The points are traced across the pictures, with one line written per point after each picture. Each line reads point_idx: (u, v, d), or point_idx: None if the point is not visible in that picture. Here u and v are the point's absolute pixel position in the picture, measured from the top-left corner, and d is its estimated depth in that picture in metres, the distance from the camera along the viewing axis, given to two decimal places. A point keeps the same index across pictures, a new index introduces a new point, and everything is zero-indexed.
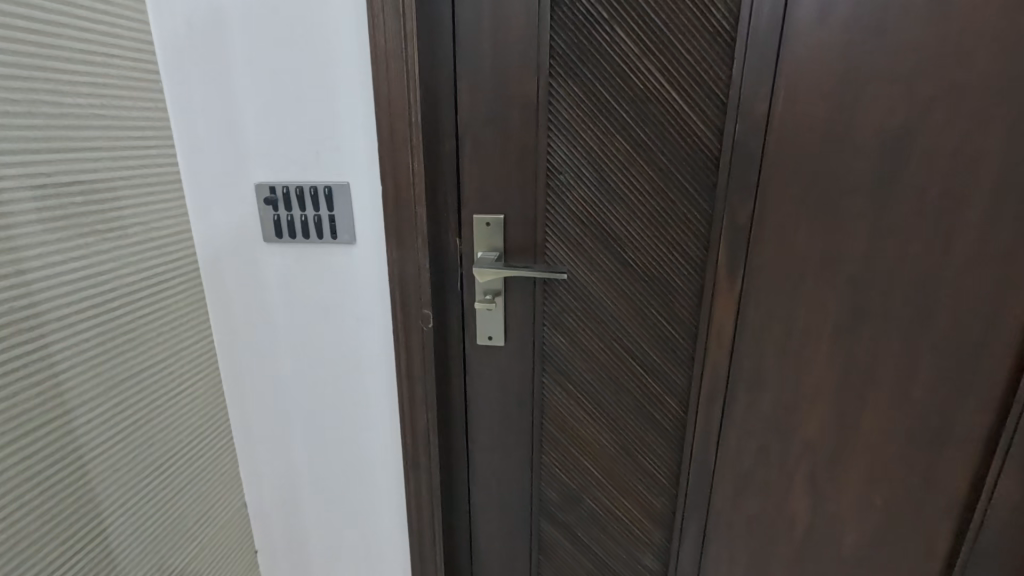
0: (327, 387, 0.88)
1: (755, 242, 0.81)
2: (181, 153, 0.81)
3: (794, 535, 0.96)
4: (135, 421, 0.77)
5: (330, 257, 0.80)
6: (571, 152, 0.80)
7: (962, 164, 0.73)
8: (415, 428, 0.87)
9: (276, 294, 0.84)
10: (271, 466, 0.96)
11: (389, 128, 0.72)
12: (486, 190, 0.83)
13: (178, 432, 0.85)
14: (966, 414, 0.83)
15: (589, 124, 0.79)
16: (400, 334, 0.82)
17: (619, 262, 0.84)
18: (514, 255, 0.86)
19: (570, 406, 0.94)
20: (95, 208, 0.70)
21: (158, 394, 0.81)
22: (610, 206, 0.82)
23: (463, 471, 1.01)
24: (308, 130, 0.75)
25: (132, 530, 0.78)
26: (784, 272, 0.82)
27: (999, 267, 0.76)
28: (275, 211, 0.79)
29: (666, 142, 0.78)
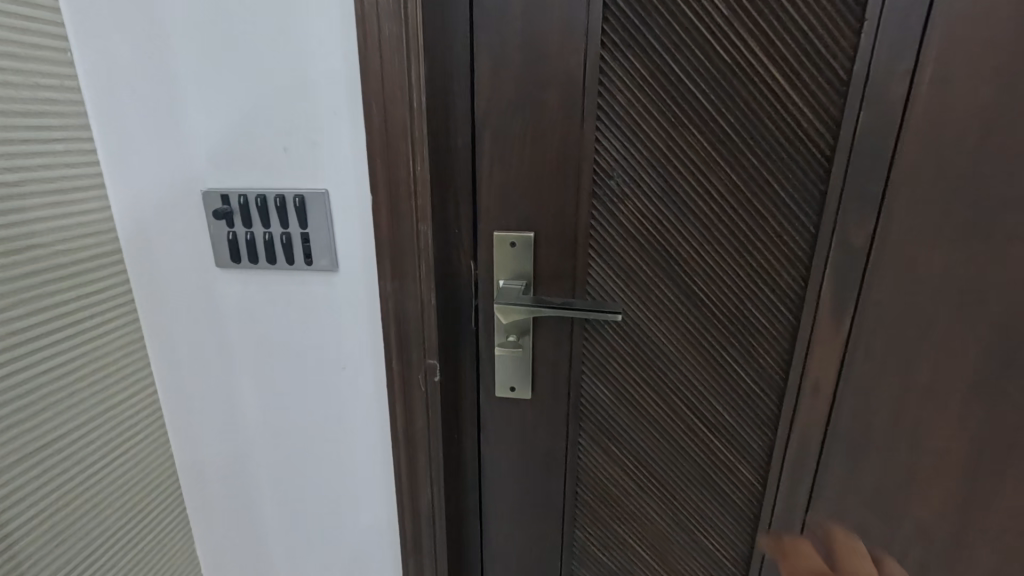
0: (303, 452, 0.69)
1: (872, 276, 0.60)
2: (102, 148, 0.59)
3: None
4: (53, 511, 0.59)
5: (303, 289, 0.60)
6: (626, 152, 0.59)
7: None
8: (416, 509, 0.67)
9: (235, 336, 0.64)
10: (234, 543, 0.77)
11: (381, 116, 0.52)
12: (511, 200, 0.63)
13: (116, 512, 0.66)
14: None
15: (654, 110, 0.58)
16: (396, 390, 0.62)
17: (685, 297, 0.64)
18: (545, 285, 0.65)
19: (613, 475, 0.73)
20: None
21: (86, 470, 0.62)
22: (677, 225, 0.61)
23: (475, 548, 0.81)
24: (271, 118, 0.55)
25: None
26: (909, 316, 0.61)
27: None
28: (230, 226, 0.59)
29: (758, 139, 0.57)
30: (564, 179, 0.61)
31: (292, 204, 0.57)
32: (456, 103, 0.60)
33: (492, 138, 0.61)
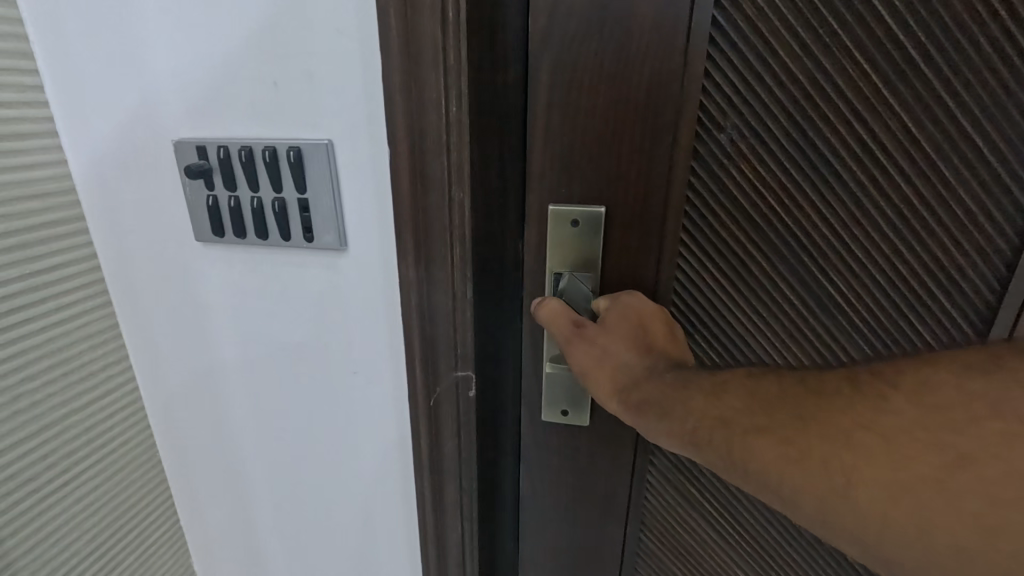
0: (308, 471, 0.57)
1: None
2: (51, 84, 0.46)
3: None
4: (24, 521, 0.51)
5: (302, 273, 0.47)
6: (757, 113, 0.42)
7: None
8: (443, 546, 0.54)
9: (225, 333, 0.52)
10: (233, 559, 0.67)
11: (404, 34, 0.37)
12: (576, 166, 0.46)
13: (111, 508, 0.59)
14: None
15: (798, 31, 0.39)
16: (419, 405, 0.48)
17: (815, 300, 0.46)
18: (615, 278, 0.49)
19: (686, 524, 0.58)
20: None
21: (40, 486, 0.52)
22: (822, 221, 0.44)
23: None
24: (254, 39, 0.40)
25: None
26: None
27: None
28: (211, 189, 0.45)
29: (967, 96, 0.39)
30: (651, 142, 0.44)
31: (286, 160, 0.42)
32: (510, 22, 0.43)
33: (554, 79, 0.44)
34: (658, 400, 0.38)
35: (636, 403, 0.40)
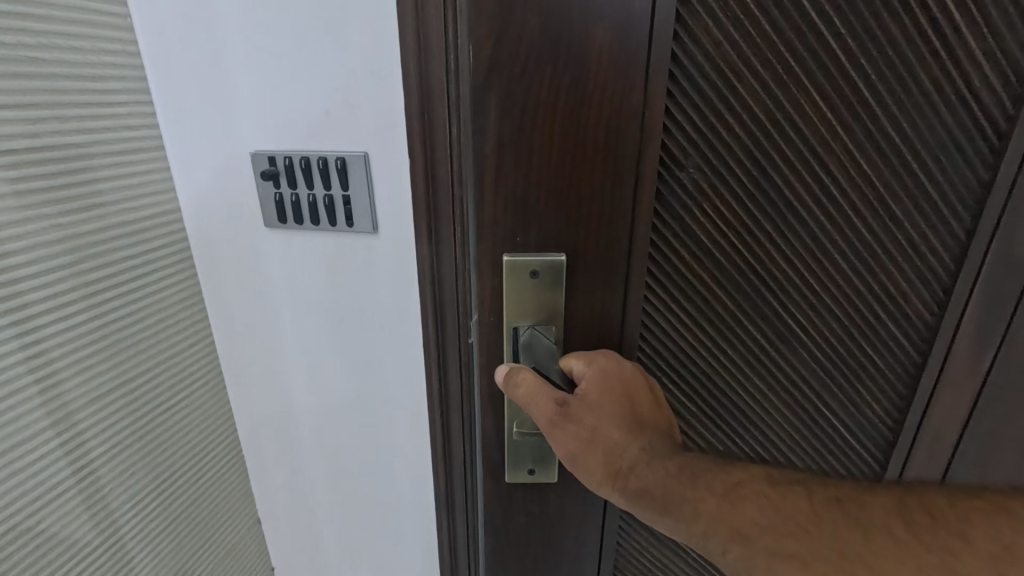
0: (344, 405, 0.72)
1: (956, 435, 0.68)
2: (160, 113, 0.63)
3: None
4: (142, 428, 0.67)
5: (344, 247, 0.62)
6: (726, 179, 0.51)
7: None
8: (450, 460, 0.69)
9: (281, 293, 0.67)
10: (285, 488, 0.83)
11: (417, 73, 0.51)
12: (532, 207, 0.47)
13: (198, 431, 0.75)
14: None
15: (737, 89, 0.48)
16: (432, 350, 0.63)
17: (769, 293, 0.58)
18: (582, 316, 0.51)
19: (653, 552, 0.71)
20: (74, 183, 0.56)
21: (150, 407, 0.68)
22: (771, 252, 0.56)
23: None
24: (308, 80, 0.55)
25: (153, 532, 0.71)
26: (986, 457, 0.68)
27: None
28: (278, 187, 0.60)
29: (856, 135, 0.53)
30: (614, 180, 0.46)
31: (334, 166, 0.57)
32: None
33: (503, 113, 0.43)
34: (663, 495, 0.44)
35: (639, 491, 0.46)
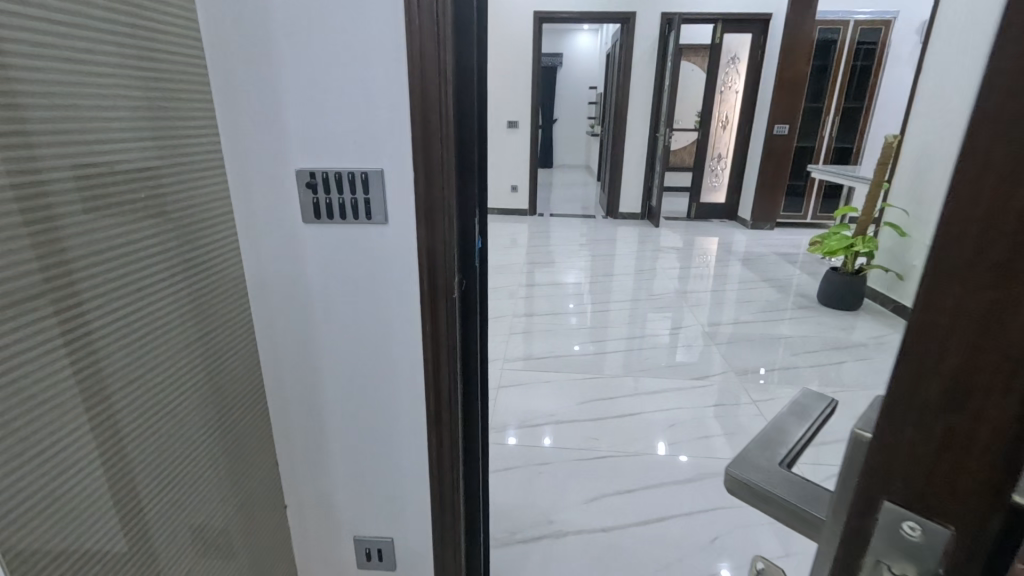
0: (358, 353, 0.94)
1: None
2: (224, 142, 0.84)
3: None
4: (176, 395, 0.80)
5: (361, 234, 0.85)
6: None
7: None
8: (439, 390, 0.93)
9: (314, 264, 0.88)
10: (302, 433, 1.02)
11: (421, 116, 0.76)
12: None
13: (216, 395, 0.88)
14: None
15: None
16: (428, 306, 0.87)
17: None
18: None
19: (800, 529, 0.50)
20: (143, 195, 0.71)
21: (183, 377, 0.81)
22: None
23: (478, 437, 1.05)
24: (342, 120, 0.79)
25: (181, 496, 0.81)
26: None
27: None
28: (315, 193, 0.83)
29: None
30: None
31: (360, 178, 0.81)
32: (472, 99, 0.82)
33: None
34: None
35: None
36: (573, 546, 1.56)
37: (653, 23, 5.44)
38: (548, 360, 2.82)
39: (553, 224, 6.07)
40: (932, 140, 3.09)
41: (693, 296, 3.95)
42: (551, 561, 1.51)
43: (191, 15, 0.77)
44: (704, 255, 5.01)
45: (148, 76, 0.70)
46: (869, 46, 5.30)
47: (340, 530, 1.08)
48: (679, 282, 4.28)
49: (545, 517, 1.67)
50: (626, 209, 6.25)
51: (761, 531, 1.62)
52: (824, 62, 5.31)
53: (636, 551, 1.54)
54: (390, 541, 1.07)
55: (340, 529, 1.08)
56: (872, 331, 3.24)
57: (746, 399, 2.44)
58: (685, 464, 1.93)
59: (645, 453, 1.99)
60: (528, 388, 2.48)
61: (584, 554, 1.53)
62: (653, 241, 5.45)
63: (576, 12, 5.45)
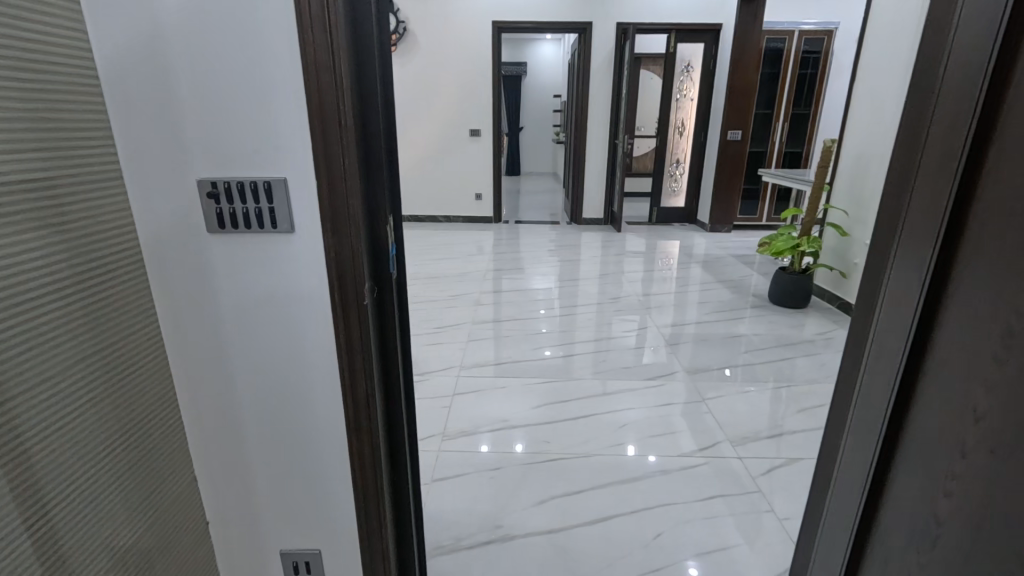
0: (274, 363, 0.93)
1: (876, 412, 0.90)
2: (122, 152, 0.82)
3: (834, 485, 1.02)
4: (82, 411, 0.77)
5: (268, 244, 0.85)
6: None
7: (914, 155, 0.83)
8: (357, 396, 0.92)
9: (221, 274, 0.87)
10: (221, 446, 1.00)
11: (321, 123, 0.77)
12: None
13: (127, 409, 0.86)
14: (892, 345, 0.87)
15: None
16: (338, 312, 0.87)
17: None
18: None
19: (959, 530, 0.75)
20: (45, 204, 0.71)
21: (90, 392, 0.79)
22: None
23: (405, 438, 1.05)
24: (242, 129, 0.79)
25: (88, 516, 0.79)
26: (864, 421, 0.93)
27: (888, 224, 0.89)
28: (218, 203, 0.83)
29: None
30: None
31: (263, 187, 0.81)
32: (374, 108, 0.84)
33: None
34: None
35: None
36: (519, 549, 1.57)
37: (608, 34, 5.57)
38: (506, 365, 2.83)
39: (518, 231, 6.11)
40: (868, 144, 3.25)
41: (654, 298, 4.03)
42: (496, 566, 1.51)
43: (80, 23, 0.76)
44: (665, 258, 5.13)
45: (38, 87, 0.69)
46: (814, 55, 5.54)
47: (268, 544, 1.06)
48: (639, 285, 4.35)
49: (493, 522, 1.67)
50: (590, 215, 6.34)
51: (703, 526, 1.66)
52: (773, 70, 5.52)
53: (582, 551, 1.56)
54: (317, 554, 1.06)
55: (268, 543, 1.06)
56: (820, 328, 3.37)
57: (697, 397, 2.50)
58: (634, 463, 1.97)
59: (594, 454, 2.02)
60: (482, 394, 2.49)
61: (530, 558, 1.54)
62: (616, 245, 5.54)
63: (534, 22, 5.54)
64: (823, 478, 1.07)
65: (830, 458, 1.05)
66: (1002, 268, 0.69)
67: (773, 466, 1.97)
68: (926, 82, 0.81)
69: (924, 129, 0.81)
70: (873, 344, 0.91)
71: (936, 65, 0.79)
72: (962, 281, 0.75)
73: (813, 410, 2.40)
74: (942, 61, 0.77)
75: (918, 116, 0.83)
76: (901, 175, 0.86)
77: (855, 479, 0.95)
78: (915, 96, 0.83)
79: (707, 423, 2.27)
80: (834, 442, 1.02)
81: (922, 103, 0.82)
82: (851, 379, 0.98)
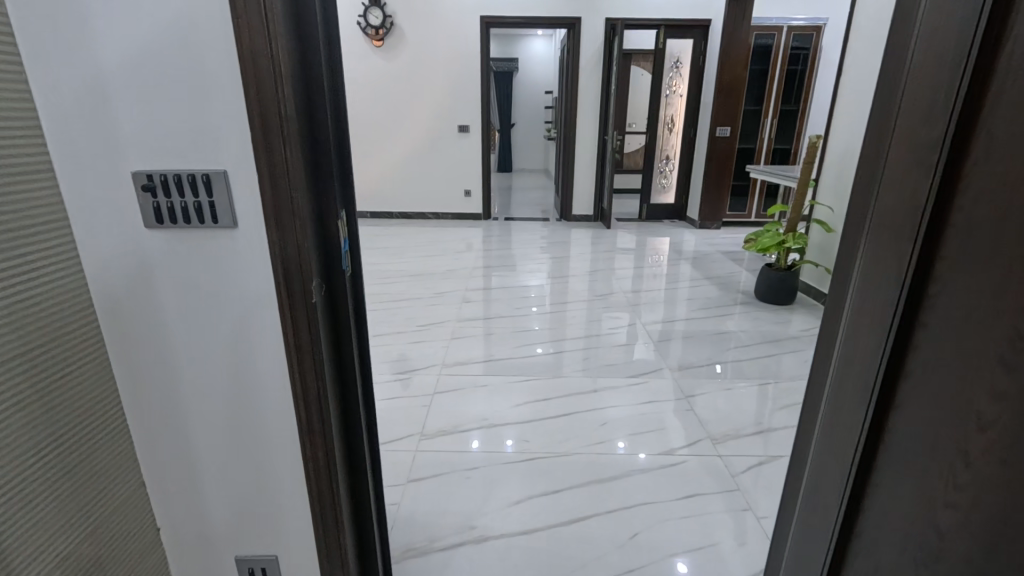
0: (220, 363, 0.89)
1: (844, 415, 0.87)
2: (52, 143, 0.77)
3: (804, 488, 0.99)
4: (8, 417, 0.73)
5: (210, 242, 0.81)
6: None
7: (877, 150, 0.80)
8: (308, 398, 0.89)
9: (161, 271, 0.84)
10: (169, 449, 0.96)
11: (260, 112, 0.74)
12: None
13: (60, 414, 0.81)
14: (859, 349, 0.83)
15: None
16: (285, 311, 0.84)
17: None
18: None
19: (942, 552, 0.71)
20: None
21: (17, 398, 0.74)
22: None
23: (363, 439, 1.02)
24: (177, 119, 0.76)
25: (18, 526, 0.75)
26: (832, 421, 0.91)
27: (853, 222, 0.86)
28: (155, 197, 0.79)
29: None
30: None
31: (201, 179, 0.78)
32: (319, 98, 0.81)
33: None
34: None
35: None
36: (493, 552, 1.54)
37: (597, 29, 5.54)
38: (490, 363, 2.80)
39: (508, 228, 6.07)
40: (854, 140, 3.23)
41: (641, 295, 4.01)
42: (468, 569, 1.48)
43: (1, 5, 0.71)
44: (654, 255, 5.11)
45: None
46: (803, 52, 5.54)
47: (222, 548, 1.03)
48: (627, 282, 4.33)
49: (468, 524, 1.64)
50: (580, 212, 6.32)
51: (680, 526, 1.64)
52: (762, 67, 5.51)
53: (557, 554, 1.53)
54: (274, 559, 1.03)
55: (222, 548, 1.03)
56: (805, 324, 3.36)
57: (681, 395, 2.48)
58: (614, 463, 1.95)
59: (574, 453, 1.99)
60: (464, 393, 2.46)
61: (503, 560, 1.51)
62: (605, 242, 5.52)
63: (523, 17, 5.49)
64: (793, 480, 1.05)
65: (798, 457, 1.03)
66: (974, 265, 0.66)
67: (754, 465, 1.95)
68: (894, 72, 0.78)
69: (887, 122, 0.78)
70: (840, 345, 0.88)
71: (900, 56, 0.76)
72: (923, 278, 0.73)
73: (795, 407, 2.38)
74: (906, 53, 0.75)
75: (882, 110, 0.80)
76: (866, 170, 0.83)
77: (823, 481, 0.93)
78: (881, 88, 0.81)
79: (688, 420, 2.25)
80: (804, 444, 1.00)
81: (886, 96, 0.79)
82: (818, 378, 0.96)
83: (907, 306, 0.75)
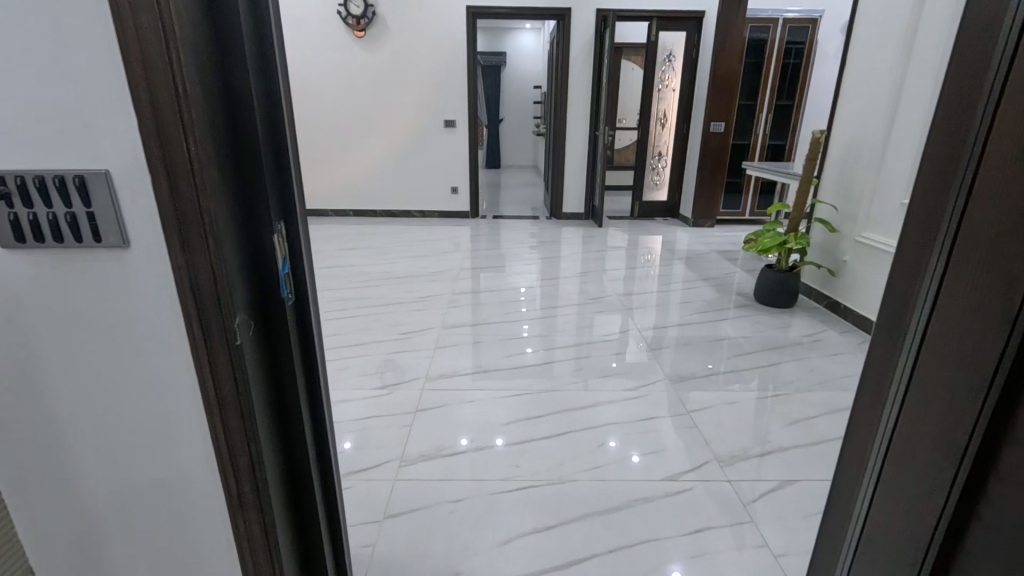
0: (121, 420, 0.68)
1: (921, 475, 0.70)
2: None
3: (859, 552, 0.82)
4: None
5: (97, 265, 0.60)
6: None
7: (964, 145, 0.63)
8: (236, 463, 0.69)
9: (32, 303, 0.62)
10: (60, 530, 0.73)
11: (149, 92, 0.53)
12: None
13: None
14: (946, 397, 0.66)
15: None
16: (200, 355, 0.63)
17: None
18: None
19: None
20: None
21: None
22: None
23: (318, 500, 0.82)
24: (34, 100, 0.55)
25: None
26: (901, 481, 0.73)
27: (927, 236, 0.68)
28: (11, 207, 0.58)
29: None
30: None
31: (73, 183, 0.57)
32: (240, 74, 0.60)
33: None
34: None
35: None
36: None
37: (588, 21, 5.34)
38: (477, 374, 2.61)
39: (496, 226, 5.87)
40: (858, 136, 3.09)
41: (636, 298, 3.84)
42: None
43: None
44: (648, 254, 4.94)
45: None
46: (798, 46, 5.39)
47: None
48: (621, 283, 4.16)
49: (451, 569, 1.45)
50: (571, 209, 6.13)
51: (689, 567, 1.46)
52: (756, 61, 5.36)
53: None
54: None
55: None
56: (808, 329, 3.22)
57: (683, 409, 2.31)
58: (615, 490, 1.77)
59: (570, 480, 1.81)
60: (448, 410, 2.26)
61: None
62: (597, 241, 5.35)
63: (510, 8, 5.28)
64: (842, 539, 0.87)
65: (848, 513, 0.85)
66: None
67: (765, 490, 1.79)
68: (988, 43, 0.60)
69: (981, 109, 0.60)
70: (913, 389, 0.70)
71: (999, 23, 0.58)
72: None
73: (805, 423, 2.22)
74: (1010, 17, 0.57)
75: (970, 93, 0.62)
76: (946, 172, 0.65)
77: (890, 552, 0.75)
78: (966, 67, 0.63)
79: (692, 439, 2.08)
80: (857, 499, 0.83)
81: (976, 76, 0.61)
82: (875, 421, 0.79)
83: (1012, 348, 0.58)
